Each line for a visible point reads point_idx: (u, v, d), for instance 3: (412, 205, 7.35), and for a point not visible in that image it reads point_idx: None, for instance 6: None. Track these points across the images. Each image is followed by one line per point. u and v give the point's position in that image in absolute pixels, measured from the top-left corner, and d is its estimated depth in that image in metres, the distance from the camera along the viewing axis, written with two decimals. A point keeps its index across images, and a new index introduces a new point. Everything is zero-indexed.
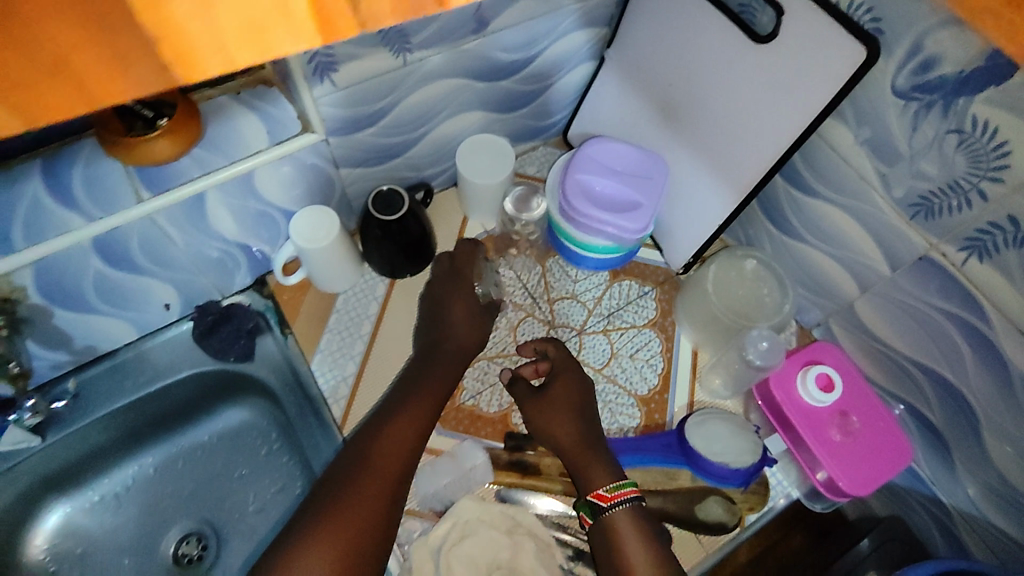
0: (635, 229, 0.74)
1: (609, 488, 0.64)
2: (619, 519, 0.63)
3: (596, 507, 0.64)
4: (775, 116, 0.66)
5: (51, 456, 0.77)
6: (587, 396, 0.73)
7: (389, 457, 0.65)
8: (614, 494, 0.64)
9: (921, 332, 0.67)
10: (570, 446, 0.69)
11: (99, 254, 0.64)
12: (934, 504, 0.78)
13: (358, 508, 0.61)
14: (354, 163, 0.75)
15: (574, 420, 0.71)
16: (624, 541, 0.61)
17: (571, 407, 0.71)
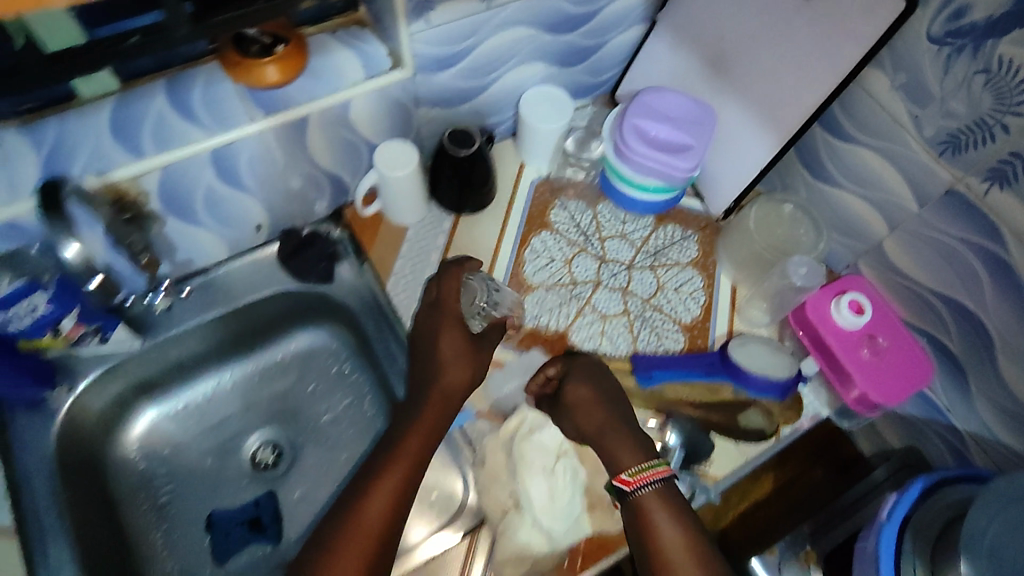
0: (685, 168, 0.82)
1: (630, 473, 0.66)
2: (647, 501, 0.64)
3: (621, 492, 0.66)
4: (820, 65, 0.74)
5: (149, 358, 0.84)
6: (600, 391, 0.72)
7: (392, 487, 0.67)
8: (636, 478, 0.65)
9: (944, 263, 0.75)
10: (597, 437, 0.69)
11: (213, 166, 0.72)
12: (950, 433, 0.85)
13: (363, 526, 0.65)
14: (432, 103, 0.83)
15: (596, 413, 0.70)
16: (654, 520, 0.63)
17: (591, 404, 0.71)
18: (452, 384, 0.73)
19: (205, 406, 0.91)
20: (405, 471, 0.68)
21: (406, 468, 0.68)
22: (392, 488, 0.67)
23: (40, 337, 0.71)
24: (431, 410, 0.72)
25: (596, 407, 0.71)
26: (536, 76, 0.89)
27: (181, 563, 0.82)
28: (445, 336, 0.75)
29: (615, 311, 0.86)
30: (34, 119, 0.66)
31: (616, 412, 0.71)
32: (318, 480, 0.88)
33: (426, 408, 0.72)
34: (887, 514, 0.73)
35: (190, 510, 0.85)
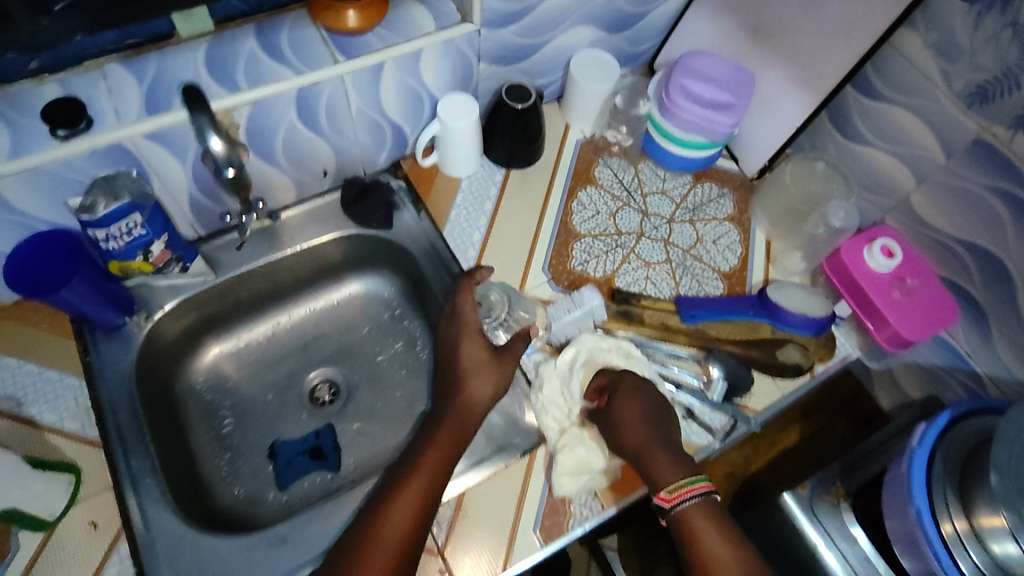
0: (728, 123, 0.89)
1: (668, 491, 0.68)
2: (689, 515, 0.67)
3: (664, 508, 0.69)
4: (857, 25, 0.80)
5: (217, 294, 0.89)
6: (650, 410, 0.74)
7: (420, 487, 0.70)
8: (674, 496, 0.68)
9: (969, 210, 0.80)
10: (638, 458, 0.72)
11: (297, 106, 0.77)
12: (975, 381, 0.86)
13: (389, 529, 0.68)
14: (492, 59, 0.89)
15: (635, 433, 0.72)
16: (699, 536, 0.66)
17: (628, 426, 0.73)
18: (472, 397, 0.78)
19: (265, 345, 0.95)
20: (431, 471, 0.72)
21: (428, 477, 0.72)
22: (419, 489, 0.70)
23: (131, 259, 0.76)
24: (455, 422, 0.77)
25: (631, 428, 0.73)
26: (584, 40, 0.96)
27: (246, 487, 0.85)
28: (470, 347, 0.81)
29: (658, 259, 0.92)
30: (135, 53, 0.74)
31: (653, 434, 0.72)
32: (372, 415, 0.92)
33: (449, 420, 0.77)
34: (918, 439, 0.76)
35: (253, 440, 0.89)
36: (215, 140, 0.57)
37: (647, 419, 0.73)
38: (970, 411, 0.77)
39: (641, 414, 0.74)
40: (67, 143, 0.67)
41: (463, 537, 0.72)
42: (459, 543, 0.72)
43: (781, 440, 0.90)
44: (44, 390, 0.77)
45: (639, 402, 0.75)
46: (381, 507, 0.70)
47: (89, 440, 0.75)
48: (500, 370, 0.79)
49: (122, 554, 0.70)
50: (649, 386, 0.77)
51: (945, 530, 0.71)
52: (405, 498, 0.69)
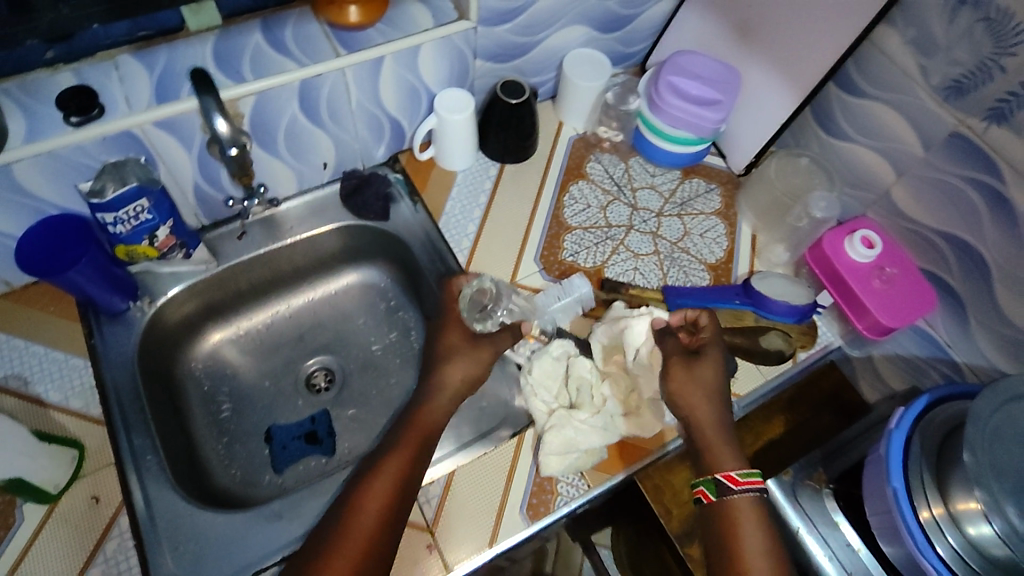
0: (715, 118, 0.92)
1: (742, 474, 0.69)
2: (741, 503, 0.68)
3: (725, 487, 0.69)
4: (838, 25, 0.83)
5: (218, 281, 0.91)
6: (722, 391, 0.77)
7: (399, 468, 0.71)
8: (745, 480, 0.69)
9: (948, 202, 0.82)
10: (702, 425, 0.74)
11: (299, 98, 0.80)
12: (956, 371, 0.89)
13: (364, 511, 0.68)
14: (487, 57, 0.92)
15: (703, 400, 0.75)
16: (744, 526, 0.67)
17: (703, 392, 0.75)
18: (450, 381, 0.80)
19: (264, 333, 0.98)
20: (411, 453, 0.73)
21: (405, 458, 0.72)
22: (395, 470, 0.71)
23: (137, 244, 0.79)
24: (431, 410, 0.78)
25: (705, 395, 0.75)
26: (577, 40, 0.99)
27: (243, 469, 0.88)
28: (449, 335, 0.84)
29: (647, 251, 0.95)
30: (146, 44, 0.77)
31: (720, 408, 0.75)
32: (366, 402, 0.95)
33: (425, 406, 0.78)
34: (896, 422, 0.78)
35: (251, 424, 0.92)
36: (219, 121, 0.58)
37: (718, 388, 0.76)
38: (944, 396, 0.80)
39: (712, 381, 0.77)
40: (79, 129, 0.70)
41: (448, 515, 0.74)
42: (446, 522, 0.74)
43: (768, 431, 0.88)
44: (50, 369, 0.80)
45: (719, 372, 0.77)
46: (360, 484, 0.70)
47: (93, 418, 0.78)
48: (475, 356, 0.81)
49: (123, 527, 0.72)
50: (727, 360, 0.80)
51: (923, 515, 0.72)
52: (382, 478, 0.70)
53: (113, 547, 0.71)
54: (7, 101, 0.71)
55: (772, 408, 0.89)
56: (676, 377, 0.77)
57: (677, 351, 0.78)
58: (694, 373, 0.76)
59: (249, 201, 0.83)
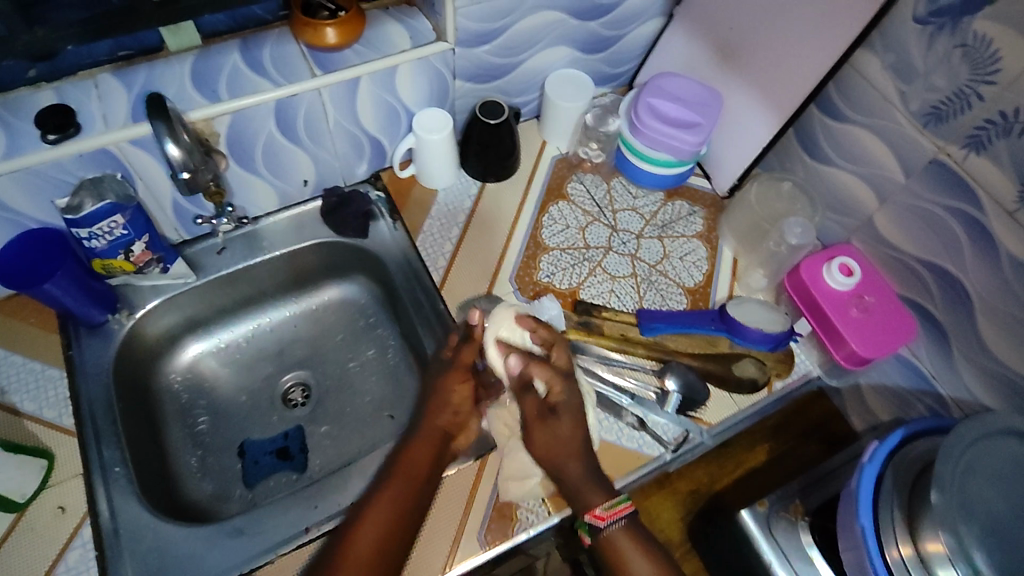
0: (694, 142, 0.92)
1: (604, 508, 0.69)
2: (616, 535, 0.69)
3: (595, 527, 0.69)
4: (818, 49, 0.82)
5: (199, 295, 0.93)
6: (565, 450, 0.73)
7: (393, 494, 0.72)
8: (609, 513, 0.69)
9: (929, 231, 0.79)
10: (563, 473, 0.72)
11: (275, 117, 0.82)
12: (941, 406, 0.84)
13: (356, 553, 0.67)
14: (467, 77, 0.93)
15: (561, 453, 0.73)
16: (628, 556, 0.68)
17: (559, 448, 0.73)
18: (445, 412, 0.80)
19: (244, 346, 0.99)
20: (403, 477, 0.73)
21: (394, 497, 0.71)
22: (393, 498, 0.71)
23: (114, 258, 0.80)
24: (420, 444, 0.77)
25: (561, 453, 0.73)
26: (560, 60, 0.99)
27: (214, 484, 0.89)
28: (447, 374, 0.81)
29: (624, 273, 0.94)
30: (125, 64, 0.78)
31: (581, 458, 0.73)
32: (340, 419, 0.95)
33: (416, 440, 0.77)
34: (869, 456, 0.76)
35: (225, 438, 0.93)
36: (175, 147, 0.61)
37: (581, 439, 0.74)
38: (919, 432, 0.78)
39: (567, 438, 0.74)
40: (57, 146, 0.72)
41: (432, 539, 0.75)
42: (430, 545, 0.75)
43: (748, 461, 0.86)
44: (26, 379, 0.82)
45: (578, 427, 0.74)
46: (357, 512, 0.71)
47: (64, 429, 0.80)
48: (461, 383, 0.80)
49: (86, 538, 0.74)
50: (568, 424, 0.74)
51: (891, 556, 0.69)
52: (377, 503, 0.71)
53: (75, 557, 0.73)
54: None
55: (753, 435, 0.87)
56: (533, 436, 0.74)
57: (533, 413, 0.75)
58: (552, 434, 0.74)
59: (218, 220, 0.87)
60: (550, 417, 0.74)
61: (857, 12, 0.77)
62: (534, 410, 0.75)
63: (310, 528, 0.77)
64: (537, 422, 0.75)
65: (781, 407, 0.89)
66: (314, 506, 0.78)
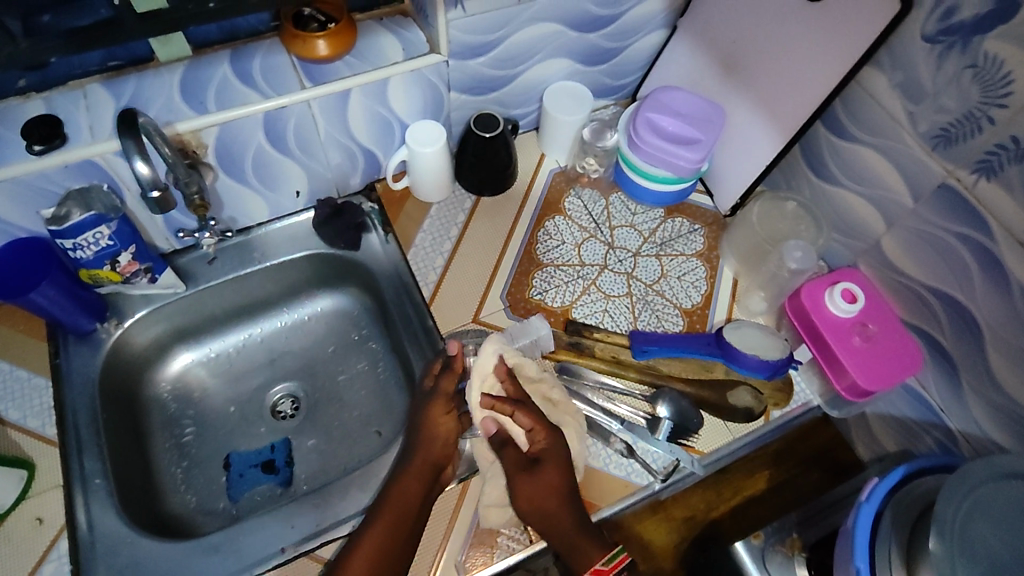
0: (694, 159, 0.89)
1: (606, 562, 0.65)
2: None
3: None
4: (823, 66, 0.79)
5: (188, 305, 0.92)
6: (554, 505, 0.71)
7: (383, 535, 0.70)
8: (609, 567, 0.64)
9: (937, 258, 0.75)
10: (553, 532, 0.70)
11: (264, 129, 0.81)
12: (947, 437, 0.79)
13: None
14: (462, 89, 0.91)
15: (548, 509, 0.71)
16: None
17: (544, 504, 0.71)
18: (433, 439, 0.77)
19: (234, 356, 0.98)
20: (393, 519, 0.71)
21: (383, 535, 0.70)
22: (380, 537, 0.70)
23: (100, 269, 0.80)
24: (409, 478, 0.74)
25: (549, 508, 0.71)
26: (560, 72, 0.97)
27: (199, 495, 0.88)
28: (433, 407, 0.79)
29: (619, 292, 0.92)
30: (116, 75, 0.79)
31: (568, 511, 0.71)
32: (327, 433, 0.94)
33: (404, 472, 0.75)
34: (868, 493, 0.72)
35: (211, 450, 0.92)
36: (141, 164, 0.61)
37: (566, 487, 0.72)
38: (922, 469, 0.74)
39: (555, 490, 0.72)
40: (42, 158, 0.71)
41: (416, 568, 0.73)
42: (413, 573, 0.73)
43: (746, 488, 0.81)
44: (12, 387, 0.83)
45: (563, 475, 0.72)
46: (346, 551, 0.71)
47: (47, 439, 0.80)
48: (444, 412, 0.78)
49: (62, 552, 0.74)
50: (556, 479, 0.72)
51: None
52: (365, 546, 0.70)
53: (51, 570, 0.73)
54: None
55: (752, 462, 0.83)
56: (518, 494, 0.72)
57: (514, 469, 0.74)
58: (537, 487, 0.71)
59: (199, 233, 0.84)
60: (532, 470, 0.73)
61: (864, 29, 0.73)
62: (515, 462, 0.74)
63: (287, 547, 0.76)
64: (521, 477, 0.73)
65: (781, 434, 0.85)
66: (292, 524, 0.77)
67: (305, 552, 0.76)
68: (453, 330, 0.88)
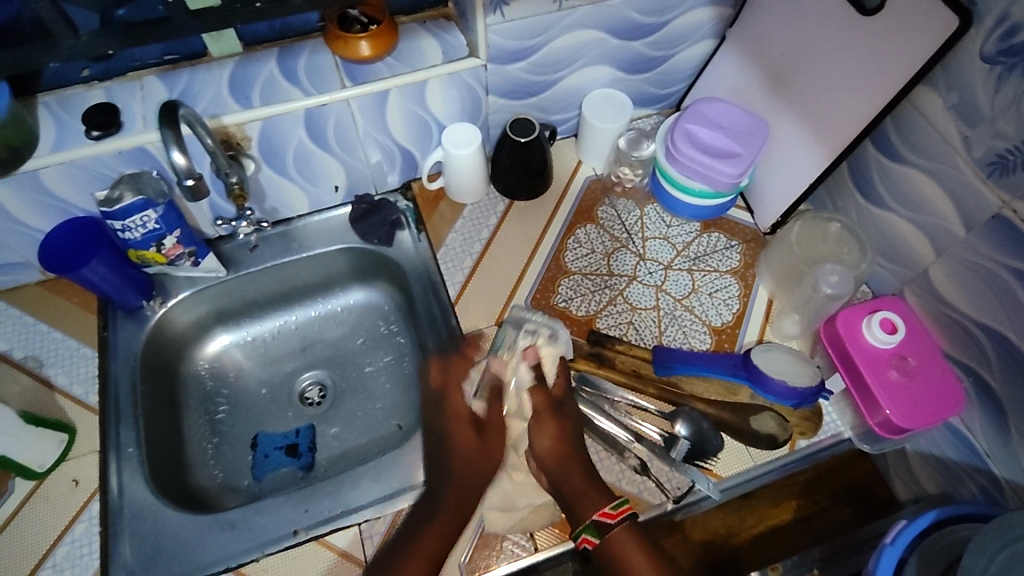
0: (732, 173, 0.86)
1: (614, 506, 0.69)
2: (620, 536, 0.68)
3: (603, 526, 0.68)
4: (875, 83, 0.75)
5: (228, 289, 0.96)
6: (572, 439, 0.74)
7: (437, 530, 0.71)
8: (619, 511, 0.69)
9: (987, 291, 0.70)
10: (568, 477, 0.72)
11: (305, 124, 0.83)
12: (992, 484, 0.74)
13: None
14: (502, 93, 0.91)
15: (563, 450, 0.73)
16: (629, 558, 0.67)
17: (563, 445, 0.73)
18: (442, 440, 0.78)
19: (269, 341, 1.01)
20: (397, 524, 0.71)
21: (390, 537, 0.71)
22: None
23: (146, 250, 0.84)
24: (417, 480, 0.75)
25: (565, 447, 0.73)
26: (602, 79, 0.96)
27: (225, 472, 0.91)
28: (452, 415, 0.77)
29: (646, 305, 0.90)
30: (171, 67, 0.83)
31: (579, 454, 0.74)
32: (351, 423, 0.95)
33: None
34: (892, 536, 0.68)
35: (241, 428, 0.95)
36: (177, 153, 0.65)
37: (574, 430, 0.75)
38: (956, 515, 0.69)
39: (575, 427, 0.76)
40: (99, 142, 0.76)
41: None
42: None
43: (768, 516, 0.77)
44: (62, 355, 0.89)
45: (574, 420, 0.76)
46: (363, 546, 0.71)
47: (89, 407, 0.85)
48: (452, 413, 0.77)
49: (93, 513, 0.79)
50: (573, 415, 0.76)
51: None
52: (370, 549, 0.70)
53: (80, 531, 0.78)
54: (43, 113, 0.79)
55: (781, 489, 0.79)
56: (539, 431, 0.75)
57: (540, 405, 0.76)
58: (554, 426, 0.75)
59: (237, 222, 0.88)
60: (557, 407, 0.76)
61: (920, 46, 0.70)
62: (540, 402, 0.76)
63: (299, 531, 0.78)
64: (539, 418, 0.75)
65: (808, 463, 0.81)
66: (305, 508, 0.79)
67: (316, 536, 0.77)
68: (475, 333, 0.89)
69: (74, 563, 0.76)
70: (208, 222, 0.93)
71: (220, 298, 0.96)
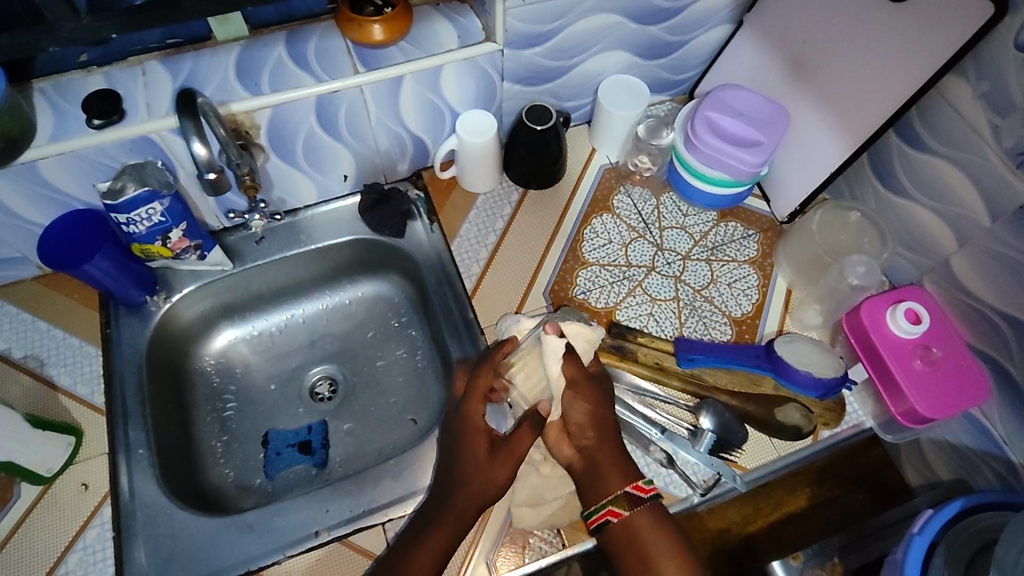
0: (754, 163, 0.85)
1: (646, 481, 0.69)
2: (643, 515, 0.67)
3: (633, 497, 0.68)
4: (901, 72, 0.74)
5: (234, 283, 0.93)
6: (603, 416, 0.73)
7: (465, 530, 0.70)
8: (650, 487, 0.68)
9: (1011, 281, 0.70)
10: (596, 449, 0.71)
11: (317, 112, 0.80)
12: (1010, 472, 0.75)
13: None
14: (517, 79, 0.89)
15: (596, 422, 0.72)
16: (652, 538, 0.66)
17: (598, 416, 0.72)
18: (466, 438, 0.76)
19: (276, 336, 0.98)
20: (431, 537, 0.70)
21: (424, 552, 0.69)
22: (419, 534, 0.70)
23: (151, 244, 0.81)
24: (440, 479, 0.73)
25: (600, 418, 0.72)
26: (617, 65, 0.94)
27: (237, 471, 0.89)
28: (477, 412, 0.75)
29: (666, 296, 0.89)
30: (174, 52, 0.80)
31: (613, 429, 0.73)
32: (364, 418, 0.93)
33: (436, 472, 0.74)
34: (920, 525, 0.68)
35: (251, 426, 0.92)
36: (198, 145, 0.63)
37: (609, 402, 0.74)
38: (980, 505, 0.69)
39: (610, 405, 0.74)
40: (101, 132, 0.72)
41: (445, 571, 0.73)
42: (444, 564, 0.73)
43: (785, 504, 0.79)
44: (64, 354, 0.85)
45: (608, 397, 0.74)
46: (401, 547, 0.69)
47: (94, 406, 0.82)
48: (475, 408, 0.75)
49: (105, 518, 0.76)
50: (605, 387, 0.74)
51: None
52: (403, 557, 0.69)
53: (93, 536, 0.75)
54: (39, 100, 0.75)
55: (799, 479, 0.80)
56: (574, 400, 0.72)
57: (576, 374, 0.73)
58: (589, 394, 0.73)
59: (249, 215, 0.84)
60: (594, 379, 0.74)
61: (950, 33, 0.69)
62: (573, 375, 0.73)
63: (320, 531, 0.76)
64: (573, 388, 0.73)
65: (829, 454, 0.81)
66: (324, 508, 0.77)
67: (338, 537, 0.76)
68: (493, 327, 0.87)
69: (88, 570, 0.74)
70: (214, 215, 0.90)
71: (221, 295, 0.93)
